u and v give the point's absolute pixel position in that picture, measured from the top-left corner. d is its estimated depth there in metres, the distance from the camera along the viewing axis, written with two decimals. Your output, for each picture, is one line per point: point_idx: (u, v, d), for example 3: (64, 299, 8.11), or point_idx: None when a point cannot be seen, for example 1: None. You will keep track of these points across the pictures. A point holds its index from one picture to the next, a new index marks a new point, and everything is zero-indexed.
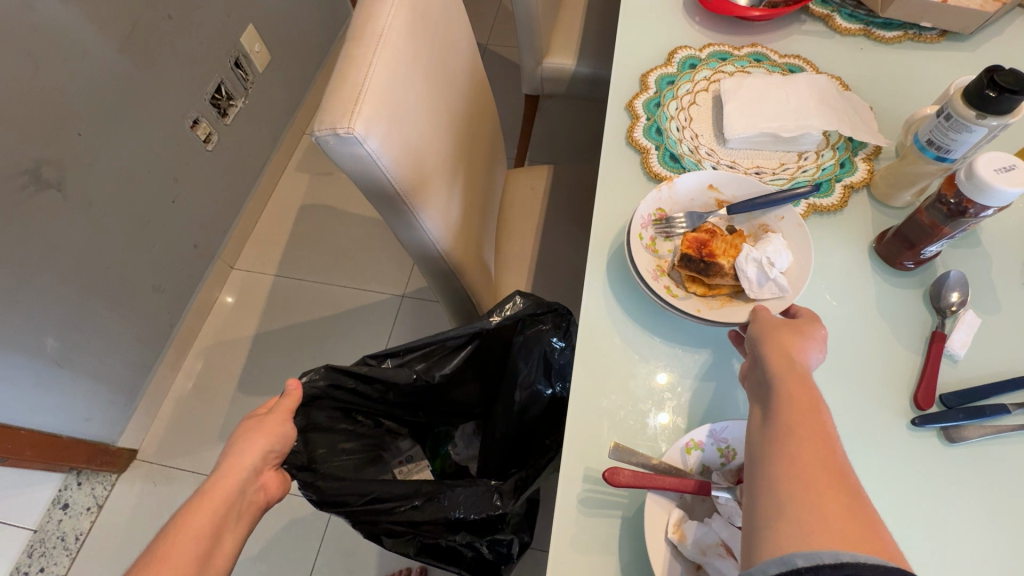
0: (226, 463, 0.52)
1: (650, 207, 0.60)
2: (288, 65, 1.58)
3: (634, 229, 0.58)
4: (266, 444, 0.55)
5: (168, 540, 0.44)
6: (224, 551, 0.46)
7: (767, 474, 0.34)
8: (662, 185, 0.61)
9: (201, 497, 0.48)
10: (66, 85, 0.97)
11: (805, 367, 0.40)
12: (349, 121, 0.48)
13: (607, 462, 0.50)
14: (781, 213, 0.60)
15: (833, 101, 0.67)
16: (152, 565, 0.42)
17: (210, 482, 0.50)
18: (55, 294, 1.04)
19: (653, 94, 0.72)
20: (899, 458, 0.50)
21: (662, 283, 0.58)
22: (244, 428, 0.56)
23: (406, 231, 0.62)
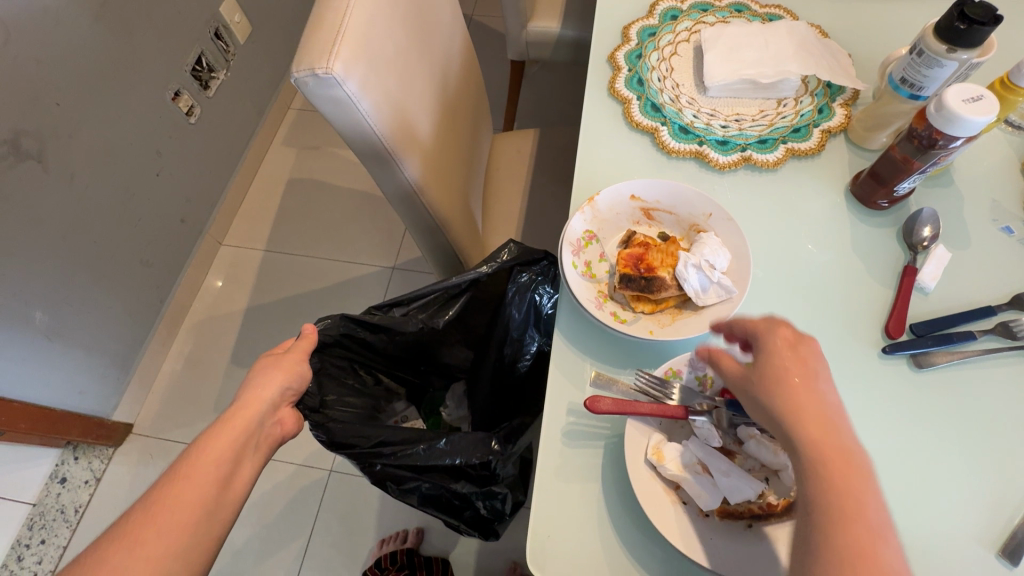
0: (245, 395, 0.53)
1: (578, 230, 0.58)
2: (270, 35, 1.55)
3: (566, 260, 0.56)
4: (284, 381, 0.56)
5: (192, 460, 0.45)
6: (244, 476, 0.47)
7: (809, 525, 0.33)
8: (585, 205, 0.59)
9: (222, 424, 0.49)
10: (41, 54, 0.96)
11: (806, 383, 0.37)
12: (328, 61, 0.48)
13: (589, 392, 0.51)
14: (708, 210, 0.58)
15: (811, 48, 0.67)
16: (175, 484, 0.43)
17: (229, 412, 0.51)
18: (41, 267, 1.03)
19: (634, 46, 0.73)
20: (871, 384, 0.52)
21: (608, 309, 0.55)
22: (261, 364, 0.57)
23: (392, 183, 0.62)
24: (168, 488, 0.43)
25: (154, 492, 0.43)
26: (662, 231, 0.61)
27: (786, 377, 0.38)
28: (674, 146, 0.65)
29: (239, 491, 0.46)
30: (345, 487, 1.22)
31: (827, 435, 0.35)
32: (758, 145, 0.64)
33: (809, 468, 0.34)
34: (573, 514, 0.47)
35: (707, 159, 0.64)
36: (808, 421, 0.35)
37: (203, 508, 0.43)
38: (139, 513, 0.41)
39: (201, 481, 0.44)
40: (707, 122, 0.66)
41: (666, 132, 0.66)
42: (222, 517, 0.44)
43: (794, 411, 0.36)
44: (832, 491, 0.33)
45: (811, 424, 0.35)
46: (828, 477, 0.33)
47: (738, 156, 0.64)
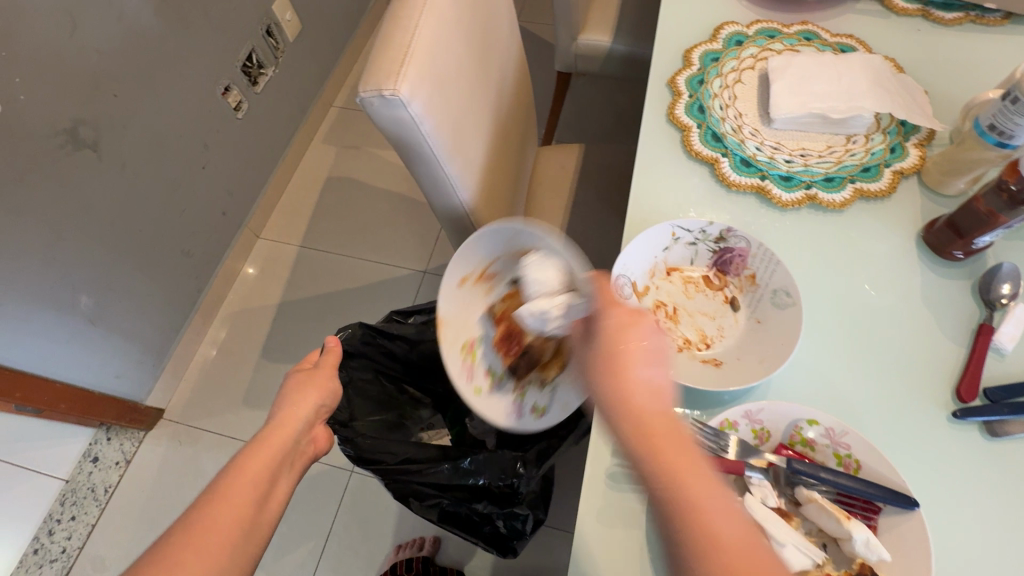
0: (281, 413, 0.53)
1: (459, 356, 0.59)
2: (318, 33, 1.57)
3: (468, 393, 0.57)
4: (318, 399, 0.56)
5: (229, 479, 0.45)
6: (278, 496, 0.47)
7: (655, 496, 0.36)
8: (441, 334, 0.58)
9: (259, 443, 0.49)
10: (103, 46, 0.98)
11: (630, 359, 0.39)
12: (395, 82, 0.47)
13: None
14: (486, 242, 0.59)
15: (887, 83, 0.64)
16: (214, 504, 0.43)
17: (266, 430, 0.51)
18: (89, 253, 1.06)
19: (696, 71, 0.70)
20: (940, 449, 0.49)
21: (527, 406, 0.59)
22: (293, 381, 0.57)
23: (442, 200, 0.61)
24: (207, 509, 0.42)
25: (192, 513, 0.42)
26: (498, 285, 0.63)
27: (620, 366, 0.39)
28: (735, 179, 0.63)
29: (274, 511, 0.46)
30: (366, 489, 1.23)
31: (670, 428, 0.37)
32: (824, 183, 0.62)
33: (653, 474, 0.36)
34: (615, 561, 0.45)
35: (769, 195, 0.62)
36: (644, 432, 0.37)
37: (243, 528, 0.42)
38: (178, 536, 0.40)
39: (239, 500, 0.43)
40: (770, 155, 0.64)
41: (727, 164, 0.64)
42: (258, 537, 0.44)
43: (635, 414, 0.38)
44: (682, 492, 0.35)
45: (655, 429, 0.37)
46: (668, 477, 0.35)
47: (802, 194, 0.61)
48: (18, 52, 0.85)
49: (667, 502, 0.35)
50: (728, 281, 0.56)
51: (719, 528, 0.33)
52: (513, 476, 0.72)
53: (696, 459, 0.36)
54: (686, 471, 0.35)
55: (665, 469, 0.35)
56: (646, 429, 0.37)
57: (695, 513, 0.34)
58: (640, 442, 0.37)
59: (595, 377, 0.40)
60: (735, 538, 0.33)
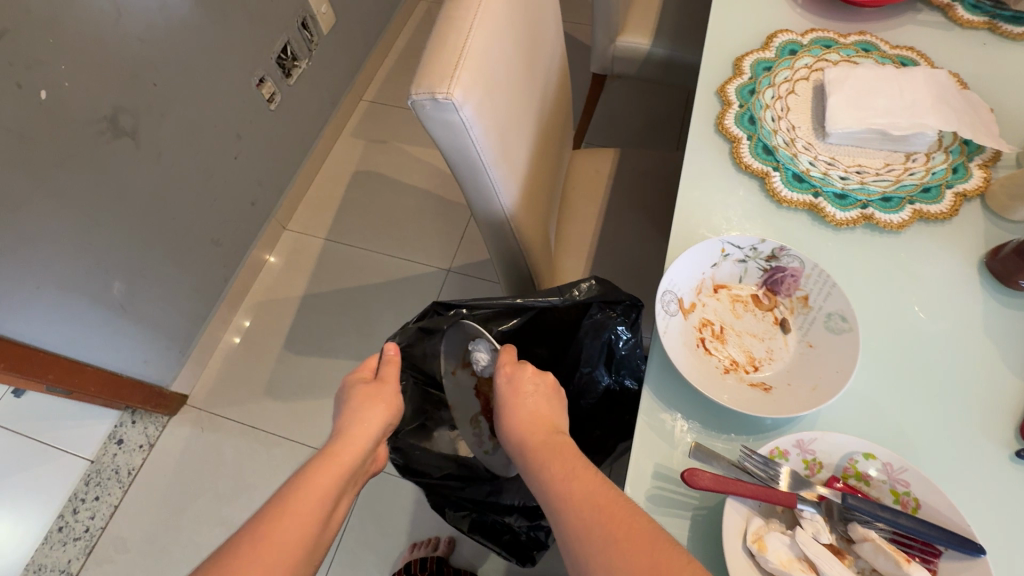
0: (351, 428, 0.53)
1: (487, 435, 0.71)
2: (351, 27, 1.57)
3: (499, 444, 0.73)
4: (385, 419, 0.56)
5: (298, 495, 0.45)
6: (335, 515, 0.49)
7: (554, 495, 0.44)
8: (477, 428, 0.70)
9: (327, 458, 0.50)
10: (145, 35, 0.99)
11: (527, 400, 0.53)
12: (449, 85, 0.46)
13: (685, 462, 0.48)
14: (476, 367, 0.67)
15: (952, 99, 0.61)
16: (282, 517, 0.43)
17: (337, 445, 0.51)
18: (123, 240, 1.07)
19: (748, 80, 0.68)
20: (1002, 490, 0.46)
21: None
22: (358, 393, 0.57)
23: (484, 205, 0.60)
24: (275, 523, 0.43)
25: (260, 525, 0.42)
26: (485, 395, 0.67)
27: (521, 398, 0.53)
28: (787, 195, 0.61)
29: (332, 531, 0.48)
30: (384, 486, 1.23)
31: (550, 437, 0.49)
32: (881, 203, 0.59)
33: (531, 470, 0.47)
34: None
35: (822, 213, 0.59)
36: (531, 446, 0.49)
37: (307, 547, 0.43)
38: (246, 547, 0.41)
39: (306, 517, 0.44)
40: (824, 171, 0.62)
41: (779, 179, 0.61)
42: (317, 556, 0.45)
43: (522, 430, 0.51)
44: (547, 474, 0.45)
45: (536, 439, 0.49)
46: (540, 468, 0.46)
47: (857, 214, 0.59)
48: (64, 39, 0.86)
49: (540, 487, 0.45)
50: (778, 301, 0.55)
51: (574, 492, 0.43)
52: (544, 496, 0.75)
53: (568, 452, 0.47)
54: (556, 460, 0.46)
55: (541, 462, 0.47)
56: (528, 440, 0.50)
57: (558, 487, 0.44)
58: (528, 454, 0.49)
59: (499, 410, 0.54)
60: (590, 498, 0.42)
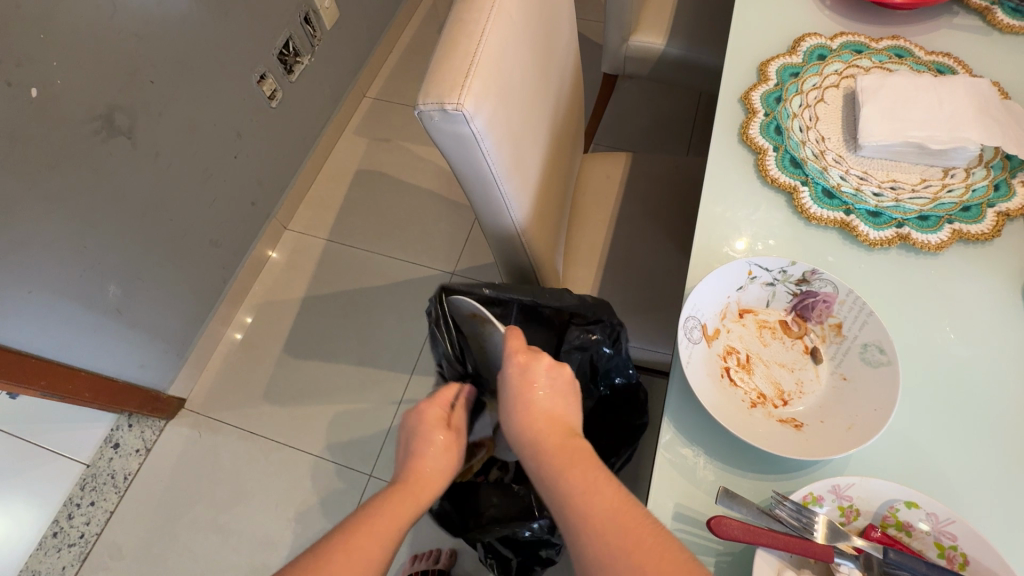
0: (423, 461, 0.51)
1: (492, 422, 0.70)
2: (355, 22, 1.53)
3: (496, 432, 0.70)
4: (453, 463, 0.53)
5: (383, 520, 0.44)
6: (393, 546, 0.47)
7: (563, 507, 0.41)
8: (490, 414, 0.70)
9: (404, 492, 0.48)
10: (142, 30, 0.95)
11: (537, 398, 0.48)
12: (459, 95, 0.42)
13: (716, 509, 0.44)
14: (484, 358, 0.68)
15: (994, 111, 0.57)
16: (365, 531, 0.42)
17: (412, 480, 0.50)
18: (119, 242, 1.04)
19: (773, 87, 0.64)
20: None
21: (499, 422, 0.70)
22: (436, 435, 0.53)
23: (492, 218, 0.56)
24: (361, 540, 0.42)
25: (347, 536, 0.42)
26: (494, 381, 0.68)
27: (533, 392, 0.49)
28: (817, 212, 0.57)
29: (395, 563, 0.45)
30: None
31: (564, 441, 0.45)
32: (918, 222, 0.55)
33: (544, 476, 0.43)
34: None
35: (855, 232, 0.56)
36: (542, 450, 0.45)
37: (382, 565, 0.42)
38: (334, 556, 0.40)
39: (388, 543, 0.43)
40: (856, 186, 0.58)
41: (807, 194, 0.58)
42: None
43: (534, 432, 0.47)
44: (562, 483, 0.42)
45: (547, 442, 0.45)
46: (553, 474, 0.43)
47: (893, 233, 0.55)
48: (57, 34, 0.83)
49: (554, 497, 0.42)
50: (809, 328, 0.51)
51: (593, 503, 0.39)
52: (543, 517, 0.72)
53: (583, 458, 0.44)
54: (571, 467, 0.43)
55: (552, 469, 0.43)
56: (540, 443, 0.46)
57: (574, 496, 0.40)
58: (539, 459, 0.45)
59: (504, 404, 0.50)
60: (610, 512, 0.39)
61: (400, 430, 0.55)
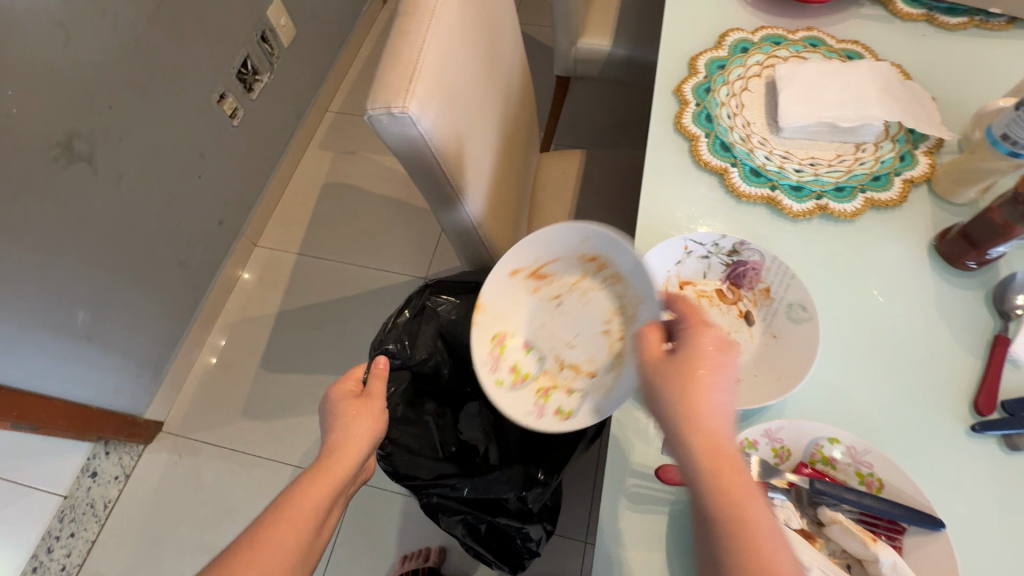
0: (336, 438, 0.53)
1: (488, 342, 0.57)
2: (312, 38, 1.55)
3: (484, 378, 0.55)
4: (372, 430, 0.55)
5: (293, 504, 0.46)
6: (329, 522, 0.49)
7: (724, 538, 0.35)
8: (497, 314, 0.59)
9: (319, 472, 0.49)
10: (97, 56, 0.96)
11: (715, 402, 0.39)
12: (404, 99, 0.46)
13: (659, 459, 0.49)
14: (552, 290, 0.60)
15: (896, 90, 0.64)
16: (275, 524, 0.44)
17: (328, 458, 0.51)
18: (85, 268, 1.04)
19: (702, 79, 0.70)
20: (958, 464, 0.48)
21: (506, 363, 0.57)
22: (347, 407, 0.56)
23: (448, 214, 0.60)
24: (272, 527, 0.44)
25: (260, 528, 0.44)
26: (555, 284, 0.60)
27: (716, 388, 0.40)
28: (745, 190, 0.62)
29: (324, 539, 0.48)
30: (369, 500, 1.21)
31: (736, 458, 0.38)
32: (835, 193, 0.61)
33: (710, 496, 0.36)
34: None
35: (780, 206, 0.61)
36: (717, 465, 0.37)
37: (303, 550, 0.44)
38: (243, 549, 0.42)
39: (303, 520, 0.45)
40: (780, 164, 0.63)
41: (736, 174, 0.63)
42: (312, 560, 0.46)
43: (703, 436, 0.38)
44: (737, 514, 0.35)
45: (723, 453, 0.38)
46: (726, 498, 0.36)
47: (813, 205, 0.61)
48: (11, 66, 0.83)
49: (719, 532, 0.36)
50: (741, 294, 0.56)
51: (770, 554, 0.34)
52: (532, 486, 0.75)
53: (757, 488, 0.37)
54: (746, 496, 0.36)
55: (728, 491, 0.36)
56: (714, 451, 0.38)
57: (746, 538, 0.35)
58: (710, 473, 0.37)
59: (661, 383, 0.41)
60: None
61: (320, 415, 0.58)
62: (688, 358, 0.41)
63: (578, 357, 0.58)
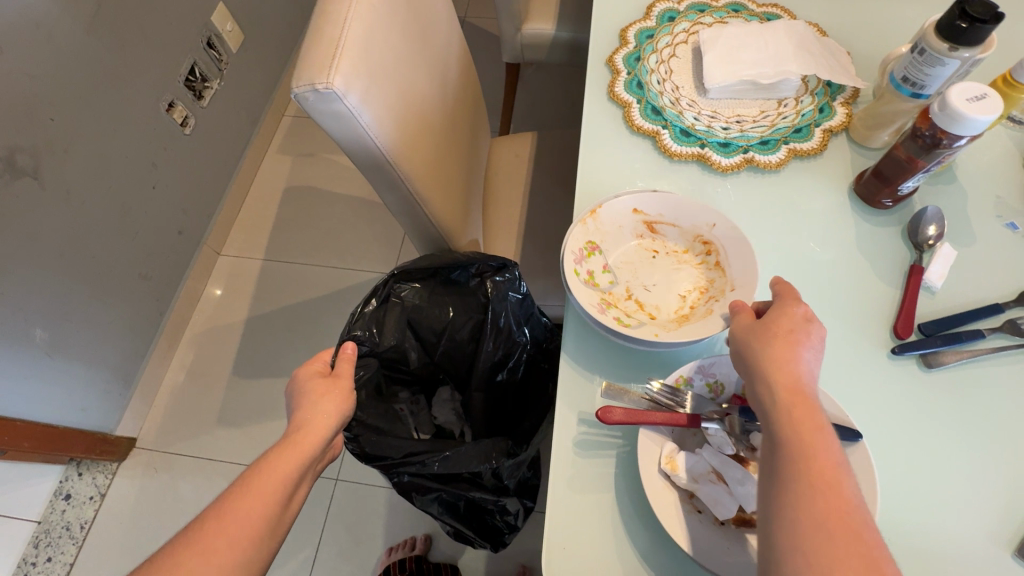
0: (302, 416, 0.52)
1: (579, 240, 0.57)
2: (262, 42, 1.54)
3: (568, 266, 0.55)
4: (340, 407, 0.55)
5: (260, 477, 0.45)
6: (297, 496, 0.49)
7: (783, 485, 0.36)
8: (588, 215, 0.59)
9: (287, 446, 0.48)
10: (33, 69, 0.94)
11: (794, 368, 0.40)
12: (328, 75, 0.48)
13: (598, 402, 0.51)
14: (639, 236, 0.61)
15: (811, 47, 0.67)
16: (243, 496, 0.43)
17: (295, 433, 0.50)
18: (39, 285, 1.02)
19: (633, 49, 0.72)
20: (881, 386, 0.52)
21: (588, 267, 0.57)
22: (314, 386, 0.55)
23: (391, 191, 0.62)
24: (238, 499, 0.43)
25: (226, 500, 0.43)
26: (666, 244, 0.61)
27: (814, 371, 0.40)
28: (676, 150, 0.65)
29: (293, 512, 0.47)
30: (352, 495, 1.22)
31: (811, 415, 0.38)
32: (760, 147, 0.64)
33: (780, 449, 0.38)
34: (587, 526, 0.47)
35: (709, 162, 0.64)
36: (807, 437, 0.37)
37: (271, 521, 0.43)
38: (207, 523, 0.41)
39: (271, 491, 0.44)
40: (708, 124, 0.66)
41: (668, 135, 0.66)
42: (281, 533, 0.45)
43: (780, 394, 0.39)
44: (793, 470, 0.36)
45: (798, 411, 0.38)
46: (793, 451, 0.37)
47: (740, 158, 0.64)
48: None
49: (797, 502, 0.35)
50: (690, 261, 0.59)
51: (825, 505, 0.34)
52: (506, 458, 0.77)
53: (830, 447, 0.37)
54: (813, 451, 0.36)
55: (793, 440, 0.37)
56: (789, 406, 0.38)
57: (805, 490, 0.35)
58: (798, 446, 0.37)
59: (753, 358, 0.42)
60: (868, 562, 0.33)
61: (288, 396, 0.57)
62: (763, 328, 0.43)
63: (647, 300, 0.58)
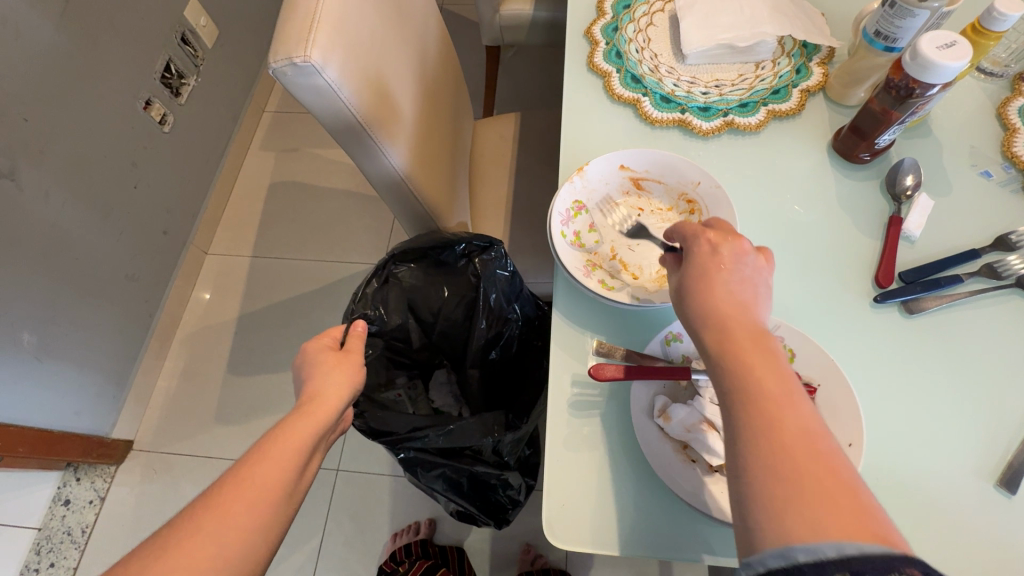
0: (313, 389, 0.53)
1: (567, 201, 0.59)
2: (238, 37, 1.52)
3: (555, 228, 0.57)
4: (350, 381, 0.55)
5: (275, 444, 0.45)
6: (311, 466, 0.49)
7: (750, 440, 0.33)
8: (575, 175, 0.59)
9: (300, 417, 0.49)
10: (5, 69, 0.93)
11: (730, 293, 0.39)
12: (306, 49, 0.48)
13: (591, 362, 0.52)
14: (624, 196, 0.61)
15: (786, 9, 0.68)
16: (260, 463, 0.44)
17: (307, 404, 0.51)
18: (25, 288, 1.01)
19: (610, 19, 0.72)
20: (865, 334, 0.53)
21: (574, 228, 0.59)
22: (324, 359, 0.56)
23: (374, 168, 0.62)
24: (254, 465, 0.43)
25: (243, 466, 0.43)
26: (651, 201, 0.61)
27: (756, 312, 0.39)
28: (657, 116, 0.65)
29: (307, 481, 0.48)
30: (354, 484, 1.22)
31: (756, 340, 0.37)
32: (739, 110, 0.65)
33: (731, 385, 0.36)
34: (584, 483, 0.48)
35: (690, 127, 0.65)
36: (757, 389, 0.35)
37: (288, 487, 0.44)
38: (225, 487, 0.42)
39: (287, 458, 0.45)
40: (687, 90, 0.67)
41: (648, 103, 0.66)
42: (297, 500, 0.45)
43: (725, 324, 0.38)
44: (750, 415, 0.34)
45: (741, 342, 0.37)
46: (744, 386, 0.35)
47: (720, 122, 0.64)
48: None
49: (767, 489, 0.31)
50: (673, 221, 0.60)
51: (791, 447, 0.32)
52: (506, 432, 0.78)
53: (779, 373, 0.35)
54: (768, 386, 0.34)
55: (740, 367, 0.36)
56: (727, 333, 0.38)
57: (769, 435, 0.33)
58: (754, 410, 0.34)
59: (695, 297, 0.40)
60: (866, 531, 0.29)
61: (297, 370, 0.58)
62: (702, 259, 0.42)
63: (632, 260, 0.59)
